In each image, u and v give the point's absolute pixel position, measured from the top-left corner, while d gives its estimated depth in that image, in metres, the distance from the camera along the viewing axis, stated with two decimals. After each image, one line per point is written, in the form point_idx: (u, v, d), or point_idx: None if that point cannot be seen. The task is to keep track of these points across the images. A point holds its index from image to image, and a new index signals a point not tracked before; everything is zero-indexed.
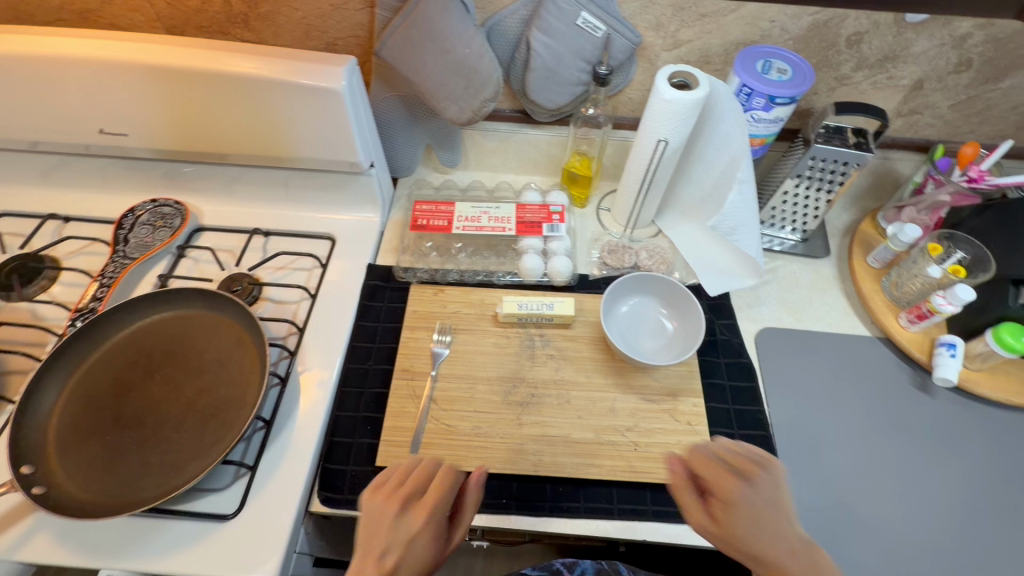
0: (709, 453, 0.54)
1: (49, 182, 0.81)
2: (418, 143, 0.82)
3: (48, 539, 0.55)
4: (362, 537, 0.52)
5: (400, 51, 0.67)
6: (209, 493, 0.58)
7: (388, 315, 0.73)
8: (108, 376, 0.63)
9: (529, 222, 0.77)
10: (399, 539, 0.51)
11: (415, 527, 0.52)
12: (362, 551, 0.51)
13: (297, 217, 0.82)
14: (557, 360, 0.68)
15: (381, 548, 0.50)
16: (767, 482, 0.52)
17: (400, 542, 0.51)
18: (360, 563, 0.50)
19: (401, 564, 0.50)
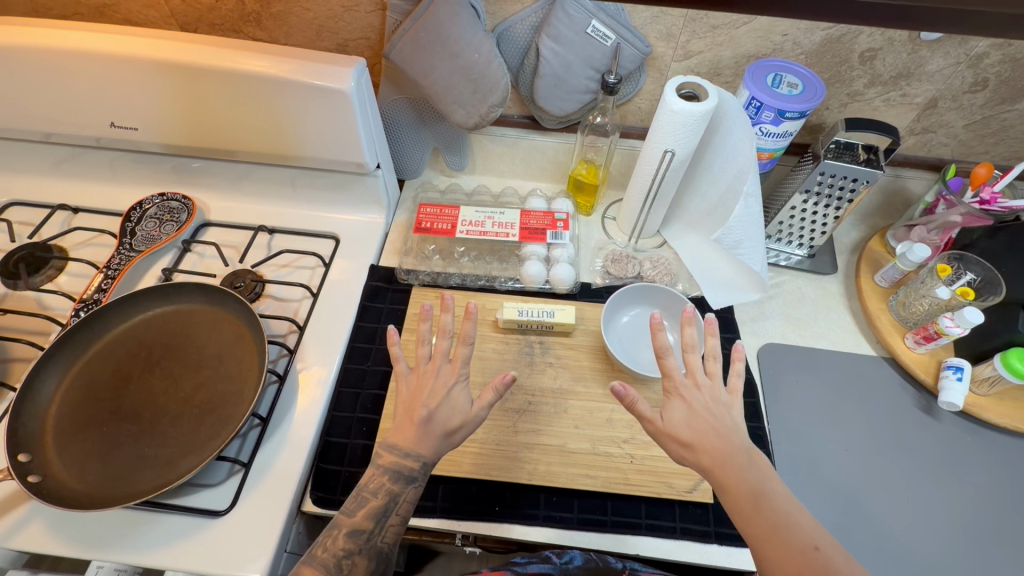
0: (672, 362, 0.54)
1: (60, 172, 0.82)
2: (425, 145, 0.82)
3: (42, 529, 0.56)
4: (403, 391, 0.56)
5: (410, 54, 0.67)
6: (203, 489, 0.58)
7: (389, 316, 0.74)
8: (109, 367, 0.64)
9: (533, 229, 0.76)
10: (437, 393, 0.54)
11: (450, 384, 0.54)
12: (406, 404, 0.55)
13: (302, 215, 0.82)
14: (556, 368, 0.68)
15: (423, 401, 0.54)
16: (705, 385, 0.53)
17: (435, 397, 0.54)
18: (402, 422, 0.54)
19: (438, 413, 0.53)
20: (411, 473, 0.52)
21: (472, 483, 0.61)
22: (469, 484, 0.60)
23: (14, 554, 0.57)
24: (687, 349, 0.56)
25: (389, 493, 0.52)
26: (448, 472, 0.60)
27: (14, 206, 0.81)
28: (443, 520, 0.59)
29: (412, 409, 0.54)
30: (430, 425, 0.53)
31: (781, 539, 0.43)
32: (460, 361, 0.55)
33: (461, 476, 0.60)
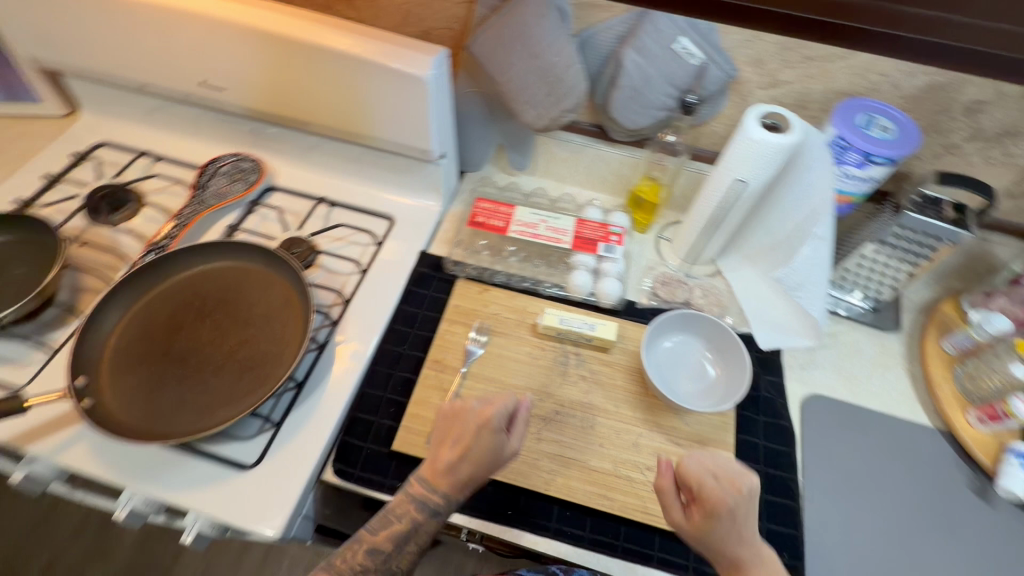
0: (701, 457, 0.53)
1: (150, 121, 0.88)
2: (491, 141, 0.83)
3: (85, 450, 0.59)
4: (440, 431, 0.57)
5: (490, 49, 0.68)
6: (233, 441, 0.60)
7: (430, 304, 0.74)
8: (167, 310, 0.67)
9: (585, 238, 0.75)
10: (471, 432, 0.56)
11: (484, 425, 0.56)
12: (440, 443, 0.56)
13: (362, 192, 0.84)
14: (589, 383, 0.67)
15: (458, 438, 0.55)
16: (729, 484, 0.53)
17: (468, 444, 0.54)
18: (436, 455, 0.55)
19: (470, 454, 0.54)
20: (437, 509, 0.54)
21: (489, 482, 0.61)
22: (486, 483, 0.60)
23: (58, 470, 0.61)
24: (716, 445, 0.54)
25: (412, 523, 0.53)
26: None
27: (104, 146, 0.87)
28: (455, 514, 0.59)
29: (447, 449, 0.55)
30: (460, 465, 0.54)
31: None
32: (496, 415, 0.56)
33: None
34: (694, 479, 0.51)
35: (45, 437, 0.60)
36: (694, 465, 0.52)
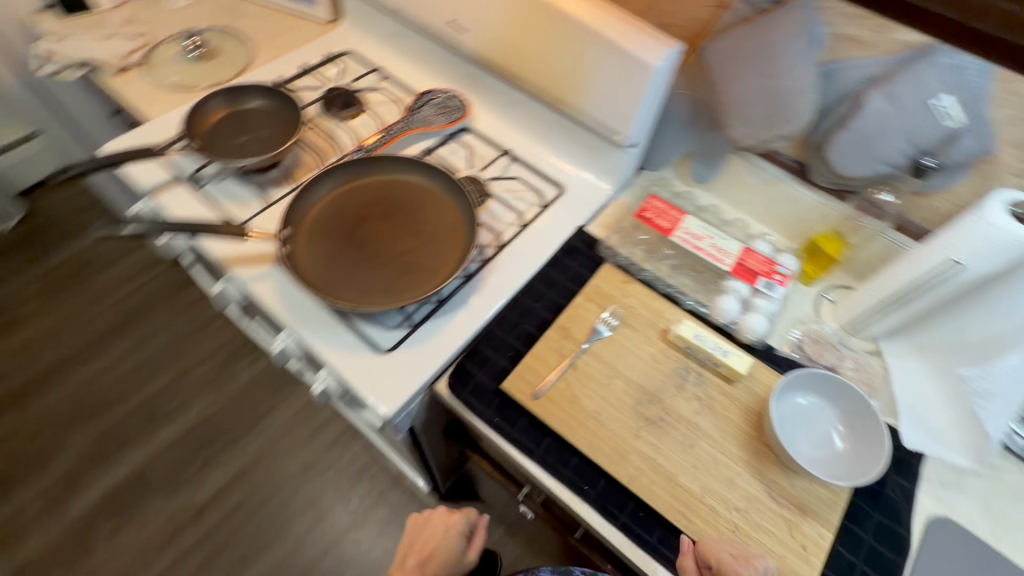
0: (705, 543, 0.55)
1: (391, 43, 1.00)
2: (682, 146, 0.83)
3: (269, 288, 0.71)
4: (407, 544, 0.75)
5: (724, 56, 0.67)
6: (376, 326, 0.70)
7: (572, 276, 0.77)
8: (360, 199, 0.77)
9: (747, 267, 0.73)
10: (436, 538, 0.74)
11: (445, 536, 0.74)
12: (407, 560, 0.73)
13: (544, 157, 0.89)
14: (701, 405, 0.66)
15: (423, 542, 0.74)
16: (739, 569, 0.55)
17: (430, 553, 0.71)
18: (399, 564, 0.74)
19: (436, 550, 0.72)
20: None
21: (576, 454, 0.63)
22: (573, 453, 0.63)
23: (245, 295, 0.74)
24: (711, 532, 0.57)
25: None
26: (562, 431, 0.63)
27: (348, 54, 1.01)
28: (537, 466, 0.63)
29: (417, 560, 0.71)
30: (425, 565, 0.71)
31: None
32: (458, 522, 0.75)
33: (571, 441, 0.63)
34: (711, 556, 0.54)
35: (245, 266, 0.73)
36: (711, 546, 0.54)
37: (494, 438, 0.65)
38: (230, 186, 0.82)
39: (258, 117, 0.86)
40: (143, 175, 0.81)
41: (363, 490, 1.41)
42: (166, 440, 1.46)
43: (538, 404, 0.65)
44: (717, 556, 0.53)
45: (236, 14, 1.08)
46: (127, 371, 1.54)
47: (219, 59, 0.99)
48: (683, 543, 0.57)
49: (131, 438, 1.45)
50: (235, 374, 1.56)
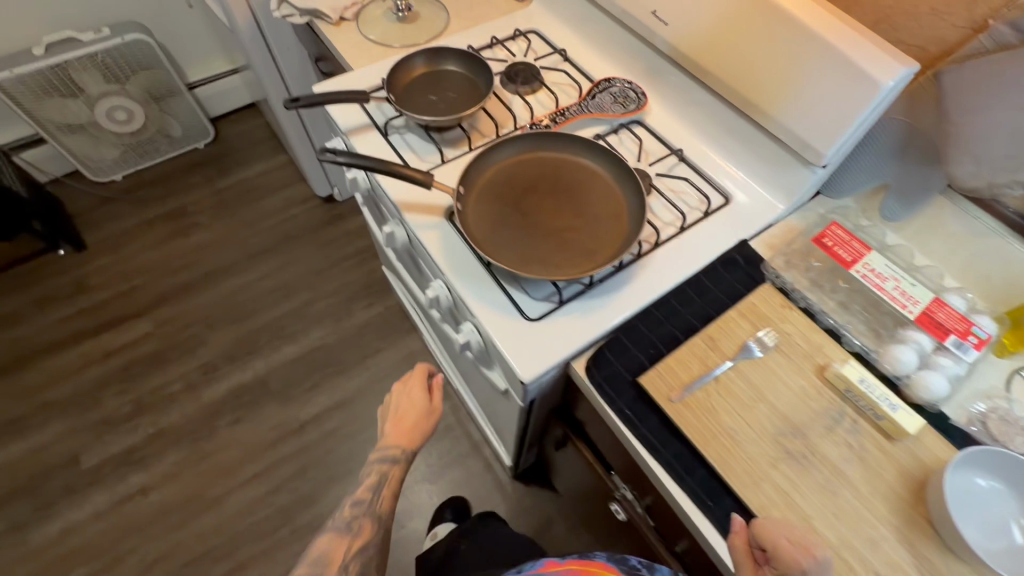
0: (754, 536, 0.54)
1: (579, 28, 1.02)
2: (878, 176, 0.76)
3: (436, 237, 0.77)
4: (386, 410, 0.84)
5: (970, 84, 0.62)
6: (526, 294, 0.73)
7: (726, 289, 0.74)
8: (530, 172, 0.80)
9: (936, 321, 0.66)
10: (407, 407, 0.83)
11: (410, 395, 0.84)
12: (386, 422, 0.82)
13: (714, 163, 0.86)
14: (853, 454, 0.61)
15: (400, 416, 0.82)
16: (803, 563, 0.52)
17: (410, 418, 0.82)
18: (395, 436, 0.80)
19: (409, 416, 0.82)
20: (401, 455, 0.79)
21: (705, 467, 0.61)
22: (703, 466, 0.61)
23: (414, 241, 0.80)
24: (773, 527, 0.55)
25: (387, 470, 0.78)
26: (695, 440, 0.62)
27: (535, 33, 1.04)
28: (661, 469, 0.62)
29: (392, 425, 0.81)
30: (398, 419, 0.82)
31: None
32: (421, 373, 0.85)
33: (703, 453, 0.61)
34: (765, 536, 0.52)
35: (417, 213, 0.78)
36: (765, 526, 0.53)
37: (623, 429, 0.65)
38: (413, 138, 0.89)
39: (450, 80, 0.92)
40: (345, 116, 0.89)
41: (442, 448, 1.47)
42: (287, 357, 1.59)
43: (675, 407, 0.64)
44: (774, 541, 0.51)
45: None
46: (266, 289, 1.71)
47: (418, 22, 1.07)
48: (733, 522, 0.55)
49: (260, 348, 1.61)
50: (352, 314, 1.68)
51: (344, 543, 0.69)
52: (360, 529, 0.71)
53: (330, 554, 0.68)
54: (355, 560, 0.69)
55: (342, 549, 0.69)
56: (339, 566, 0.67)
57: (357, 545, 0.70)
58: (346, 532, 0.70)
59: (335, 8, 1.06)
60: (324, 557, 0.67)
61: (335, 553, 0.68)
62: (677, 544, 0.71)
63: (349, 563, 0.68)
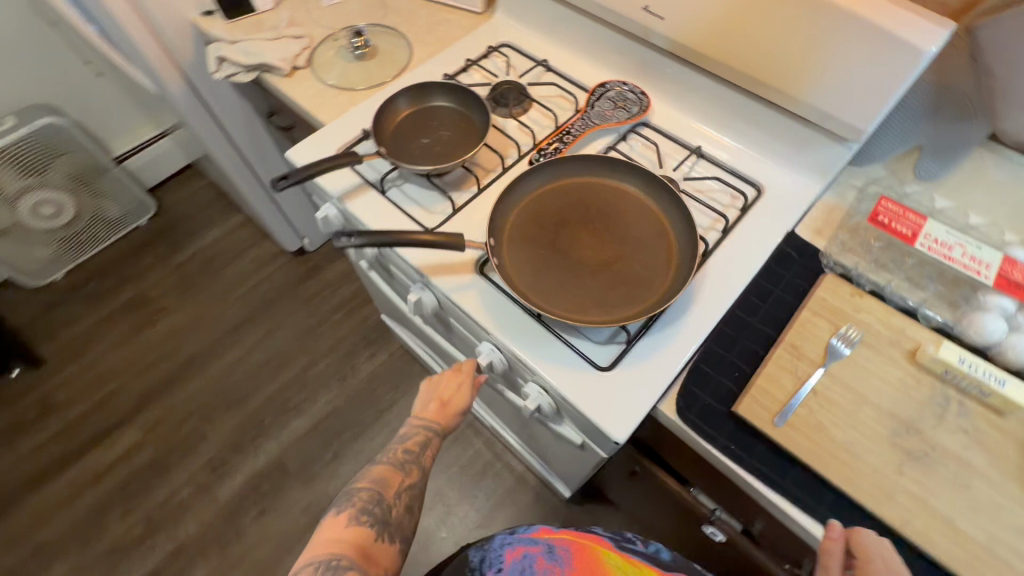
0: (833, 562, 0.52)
1: (555, 34, 0.95)
2: (909, 138, 0.74)
3: (475, 298, 0.69)
4: (428, 389, 0.75)
5: (1008, 37, 0.59)
6: (589, 340, 0.67)
7: (789, 287, 0.71)
8: (557, 203, 0.73)
9: (1013, 282, 0.64)
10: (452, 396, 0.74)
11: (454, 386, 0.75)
12: (428, 396, 0.74)
13: (735, 153, 0.82)
14: (971, 440, 0.58)
15: (444, 397, 0.74)
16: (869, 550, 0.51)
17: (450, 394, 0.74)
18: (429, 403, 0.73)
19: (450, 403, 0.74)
20: (441, 428, 0.72)
21: (831, 489, 0.58)
22: (827, 489, 0.58)
23: (448, 304, 0.73)
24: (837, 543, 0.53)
25: (432, 437, 0.70)
26: (813, 463, 0.58)
27: (507, 47, 0.97)
28: (784, 501, 0.59)
29: (436, 403, 0.73)
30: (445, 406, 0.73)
31: None
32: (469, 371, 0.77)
33: (825, 475, 0.58)
34: (861, 550, 0.52)
35: (445, 275, 0.71)
36: (862, 539, 0.52)
37: (732, 466, 0.61)
38: (413, 189, 0.80)
39: (438, 117, 0.84)
40: (335, 180, 0.80)
41: (487, 488, 1.40)
42: (298, 431, 1.48)
43: (781, 432, 0.60)
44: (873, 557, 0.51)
45: (387, 9, 1.06)
46: (258, 363, 1.59)
47: (379, 56, 0.98)
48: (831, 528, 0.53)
49: (267, 428, 1.49)
50: (356, 368, 1.57)
51: (397, 478, 0.64)
52: (413, 470, 0.65)
53: (387, 479, 0.63)
54: (409, 493, 0.63)
55: (396, 482, 0.63)
56: (394, 492, 0.62)
57: (408, 483, 0.64)
58: (399, 468, 0.65)
59: (286, 59, 0.95)
60: (382, 480, 0.62)
61: (391, 480, 0.63)
62: (801, 565, 0.68)
63: (401, 496, 0.62)
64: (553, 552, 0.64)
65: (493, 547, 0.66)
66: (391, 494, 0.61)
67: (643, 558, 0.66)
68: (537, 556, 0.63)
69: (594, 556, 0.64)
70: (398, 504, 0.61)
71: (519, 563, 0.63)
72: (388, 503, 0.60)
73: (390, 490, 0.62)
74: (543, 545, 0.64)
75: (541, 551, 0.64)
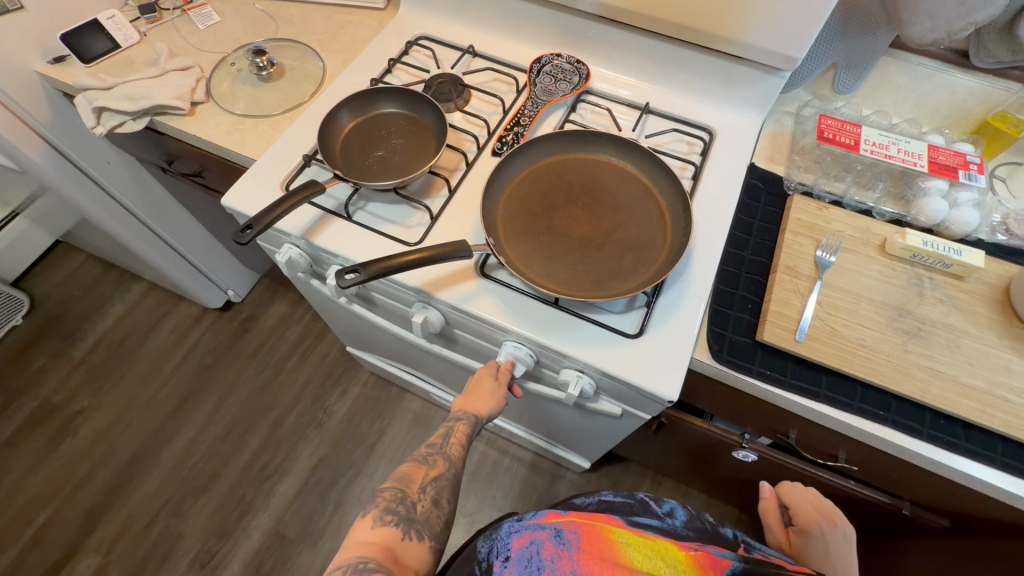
0: (767, 522, 0.76)
1: (470, 17, 0.92)
2: (825, 59, 0.81)
3: (487, 302, 0.67)
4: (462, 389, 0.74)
5: None
6: (610, 312, 0.67)
7: (765, 215, 0.76)
8: (539, 190, 0.73)
9: (942, 164, 0.73)
10: (476, 387, 0.70)
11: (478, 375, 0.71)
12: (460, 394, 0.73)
13: (678, 102, 0.85)
14: (948, 306, 0.67)
15: (471, 389, 0.71)
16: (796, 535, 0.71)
17: (472, 387, 0.71)
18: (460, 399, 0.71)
19: (473, 392, 0.70)
20: (466, 412, 0.68)
21: (858, 382, 0.64)
22: (855, 384, 0.64)
23: (459, 316, 0.69)
24: (769, 511, 0.75)
25: (455, 424, 0.67)
26: (839, 365, 0.63)
27: (425, 38, 0.92)
28: (824, 406, 0.64)
29: (461, 396, 0.71)
30: (468, 397, 0.70)
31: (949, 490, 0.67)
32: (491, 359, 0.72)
33: (852, 372, 0.63)
34: (793, 498, 0.74)
35: (450, 287, 0.67)
36: (791, 488, 0.76)
37: (772, 389, 0.65)
38: (380, 207, 0.74)
39: (387, 125, 0.79)
40: (293, 219, 0.72)
41: (503, 486, 1.39)
42: (287, 495, 1.35)
43: (806, 346, 0.64)
44: (798, 501, 0.73)
45: (278, 20, 0.96)
46: (216, 438, 1.42)
47: (289, 73, 0.89)
48: (765, 491, 0.77)
49: (251, 502, 1.35)
50: (330, 410, 1.46)
51: (421, 472, 0.61)
52: (437, 461, 0.63)
53: (410, 475, 0.60)
54: (434, 486, 0.60)
55: (421, 475, 0.61)
56: (418, 487, 0.59)
57: (432, 475, 0.61)
58: (422, 462, 0.63)
59: (182, 96, 0.83)
60: (405, 478, 0.60)
61: (414, 476, 0.60)
62: (836, 457, 0.76)
63: (426, 489, 0.59)
64: (561, 535, 0.55)
65: (499, 535, 0.58)
66: (415, 488, 0.59)
67: (656, 532, 0.59)
68: (545, 542, 0.54)
69: (603, 536, 0.56)
70: (425, 497, 0.59)
71: (526, 550, 0.54)
72: (412, 498, 0.57)
73: (413, 485, 0.59)
74: (550, 529, 0.56)
75: (548, 536, 0.55)
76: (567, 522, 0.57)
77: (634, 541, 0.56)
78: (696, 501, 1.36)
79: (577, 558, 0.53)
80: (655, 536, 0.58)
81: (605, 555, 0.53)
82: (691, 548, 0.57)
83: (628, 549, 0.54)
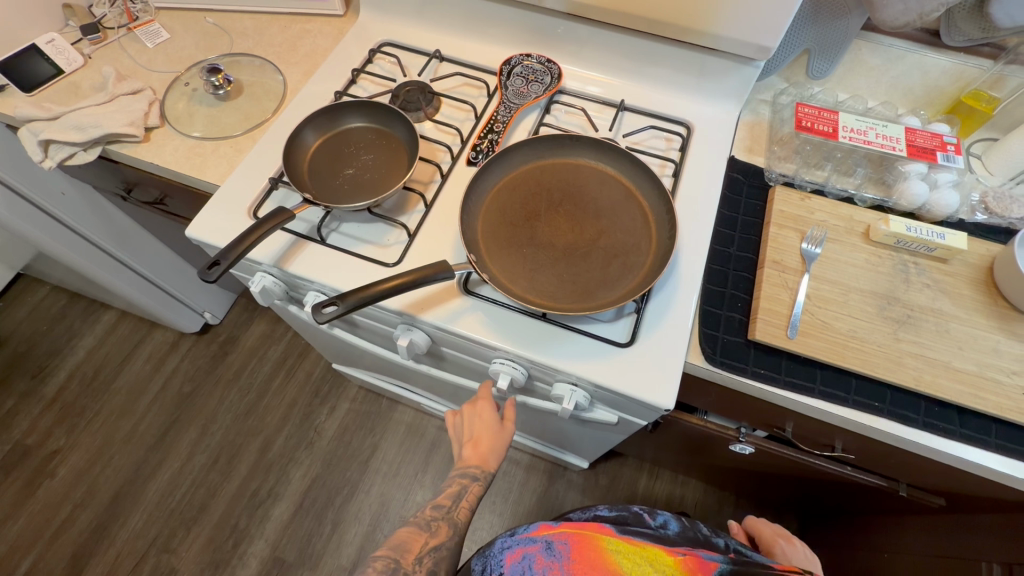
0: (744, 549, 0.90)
1: (434, 20, 0.88)
2: (798, 45, 0.79)
3: (473, 321, 0.65)
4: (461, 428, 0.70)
5: None
6: (601, 323, 0.65)
7: (748, 209, 0.75)
8: (517, 200, 0.70)
9: (920, 147, 0.73)
10: (488, 435, 0.69)
11: (488, 422, 0.69)
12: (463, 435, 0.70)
13: (654, 97, 0.83)
14: (934, 291, 0.67)
15: (482, 436, 0.68)
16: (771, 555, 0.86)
17: (484, 435, 0.69)
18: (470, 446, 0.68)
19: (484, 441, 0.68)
20: (482, 470, 0.67)
21: (851, 375, 0.64)
22: (848, 377, 0.64)
23: (446, 337, 0.67)
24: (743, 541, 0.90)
25: (469, 483, 0.66)
26: (832, 359, 0.63)
27: (389, 45, 0.88)
28: (819, 401, 0.63)
29: (471, 445, 0.68)
30: (480, 444, 0.68)
31: (948, 475, 0.68)
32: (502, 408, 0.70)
33: (845, 365, 0.63)
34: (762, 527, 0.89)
35: (433, 307, 0.65)
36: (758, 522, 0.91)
37: (767, 388, 0.64)
38: (355, 227, 0.71)
39: (356, 140, 0.76)
40: (263, 247, 0.69)
41: (502, 490, 1.38)
42: (282, 519, 1.32)
43: (798, 342, 0.64)
44: (763, 530, 0.88)
45: (232, 33, 0.92)
46: (203, 467, 1.38)
47: (247, 90, 0.85)
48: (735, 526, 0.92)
49: (245, 530, 1.31)
50: (320, 428, 1.43)
51: (419, 541, 0.59)
52: (439, 529, 0.62)
53: (407, 544, 0.59)
54: (432, 556, 0.59)
55: (420, 544, 0.59)
56: (414, 557, 0.57)
57: (433, 543, 0.60)
58: (423, 529, 0.61)
59: (135, 121, 0.79)
60: (401, 546, 0.58)
61: (412, 544, 0.59)
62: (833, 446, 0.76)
63: (423, 560, 0.58)
64: (552, 547, 0.55)
65: (493, 552, 0.58)
66: (410, 559, 0.57)
67: (646, 538, 0.58)
68: (536, 556, 0.54)
69: (593, 543, 0.55)
70: (420, 569, 0.57)
71: (518, 565, 0.54)
72: (406, 570, 0.56)
73: (409, 556, 0.57)
74: (541, 542, 0.55)
75: (539, 550, 0.55)
76: (558, 534, 0.56)
77: (626, 548, 0.56)
78: (694, 489, 1.37)
79: (568, 567, 0.53)
80: (644, 542, 0.57)
81: (595, 565, 0.53)
82: (679, 551, 0.57)
83: (618, 557, 0.54)
